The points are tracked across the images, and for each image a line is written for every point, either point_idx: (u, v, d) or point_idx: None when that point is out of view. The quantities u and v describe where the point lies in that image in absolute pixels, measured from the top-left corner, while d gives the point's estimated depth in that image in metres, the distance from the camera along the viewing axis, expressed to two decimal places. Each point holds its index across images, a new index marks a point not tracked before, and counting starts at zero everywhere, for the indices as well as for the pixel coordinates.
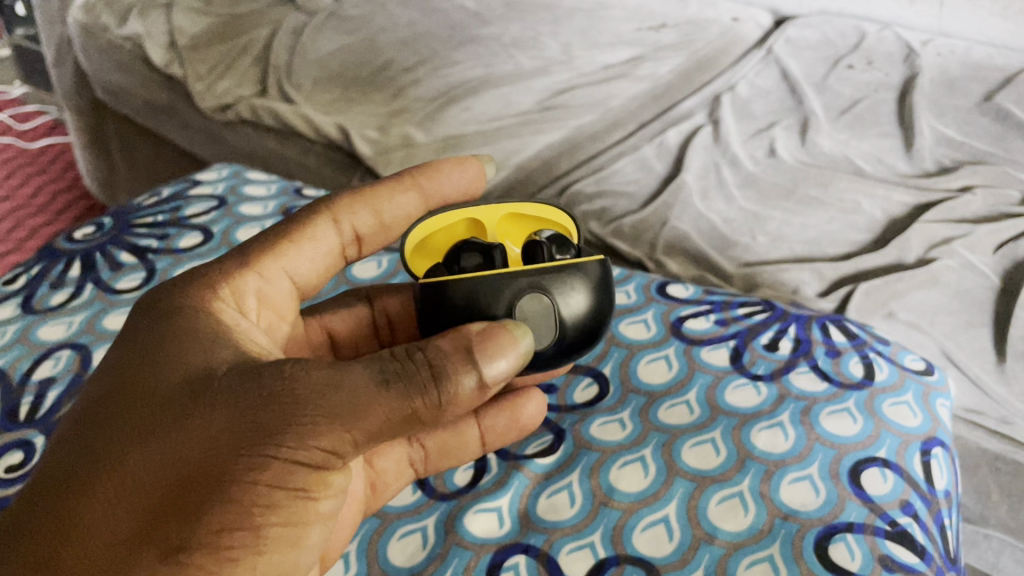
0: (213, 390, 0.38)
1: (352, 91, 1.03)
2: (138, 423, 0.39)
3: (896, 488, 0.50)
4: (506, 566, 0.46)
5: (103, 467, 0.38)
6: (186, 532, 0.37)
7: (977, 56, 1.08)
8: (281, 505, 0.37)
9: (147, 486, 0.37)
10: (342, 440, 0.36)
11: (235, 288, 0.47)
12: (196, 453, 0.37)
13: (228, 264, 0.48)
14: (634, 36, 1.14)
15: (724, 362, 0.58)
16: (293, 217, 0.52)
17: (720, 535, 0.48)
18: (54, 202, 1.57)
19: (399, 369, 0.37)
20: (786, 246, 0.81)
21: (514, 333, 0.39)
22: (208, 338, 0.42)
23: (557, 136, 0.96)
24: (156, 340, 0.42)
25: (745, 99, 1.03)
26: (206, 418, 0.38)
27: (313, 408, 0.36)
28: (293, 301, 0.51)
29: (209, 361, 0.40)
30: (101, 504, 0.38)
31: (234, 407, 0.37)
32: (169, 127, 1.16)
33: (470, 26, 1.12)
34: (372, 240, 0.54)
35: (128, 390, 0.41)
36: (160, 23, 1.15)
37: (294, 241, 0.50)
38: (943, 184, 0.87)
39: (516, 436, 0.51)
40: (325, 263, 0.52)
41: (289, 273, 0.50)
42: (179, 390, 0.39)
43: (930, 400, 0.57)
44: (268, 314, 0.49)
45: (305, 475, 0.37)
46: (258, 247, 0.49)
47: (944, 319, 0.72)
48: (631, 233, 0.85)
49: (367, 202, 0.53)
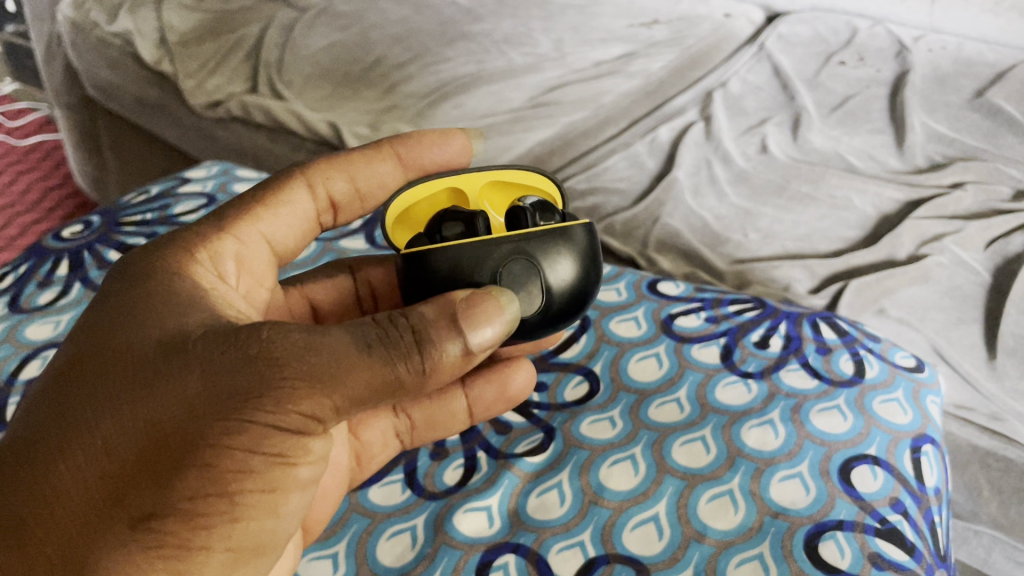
0: (186, 352, 0.38)
1: (343, 87, 1.03)
2: (109, 386, 0.38)
3: (886, 485, 0.50)
4: (496, 565, 0.46)
5: (72, 432, 0.38)
6: (159, 498, 0.36)
7: (969, 52, 1.08)
8: (258, 471, 0.37)
9: (118, 448, 0.37)
10: (322, 405, 0.36)
11: (213, 251, 0.47)
12: (169, 417, 0.36)
13: (204, 228, 0.48)
14: (627, 32, 1.13)
15: (715, 359, 0.58)
16: (268, 182, 0.53)
17: (710, 533, 0.48)
18: (45, 199, 1.57)
19: (382, 336, 0.36)
20: (778, 243, 0.81)
21: (500, 300, 0.39)
22: (183, 303, 0.41)
23: (549, 133, 0.96)
24: (129, 305, 0.41)
25: (736, 95, 1.03)
26: (179, 379, 0.37)
27: (291, 370, 0.35)
28: (270, 265, 0.51)
29: (185, 326, 0.39)
30: (70, 469, 0.37)
31: (208, 369, 0.37)
32: (160, 124, 1.16)
33: (462, 22, 1.12)
34: (348, 208, 0.55)
35: (99, 354, 0.40)
36: (150, 20, 1.15)
37: (272, 206, 0.51)
38: (935, 180, 0.87)
39: (504, 407, 0.52)
40: (302, 228, 0.53)
41: (264, 233, 0.51)
42: (152, 353, 0.38)
43: (921, 397, 0.57)
44: (248, 279, 0.49)
45: (283, 441, 0.36)
46: (235, 210, 0.50)
47: (935, 316, 0.72)
48: (623, 231, 0.85)
49: (343, 169, 0.54)
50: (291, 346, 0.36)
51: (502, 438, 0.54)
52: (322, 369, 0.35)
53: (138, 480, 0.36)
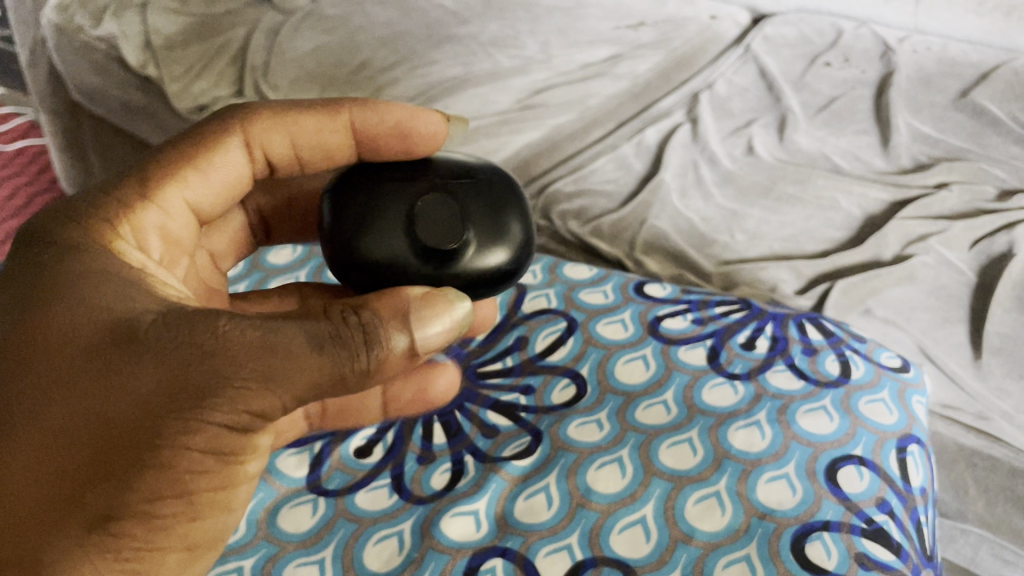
0: (136, 338, 0.36)
1: (329, 91, 1.03)
2: (52, 374, 0.36)
3: (872, 485, 0.51)
4: (484, 569, 0.46)
5: (12, 426, 0.36)
6: (117, 500, 0.35)
7: (953, 53, 1.09)
8: (211, 470, 0.37)
9: (69, 446, 0.35)
10: (272, 404, 0.36)
11: (135, 224, 0.47)
12: (122, 415, 0.35)
13: (127, 194, 0.48)
14: (613, 34, 1.14)
15: (701, 361, 0.59)
16: (201, 129, 0.52)
17: (698, 535, 0.48)
18: (31, 204, 1.56)
19: (334, 332, 0.37)
20: (765, 244, 0.81)
21: (451, 299, 0.41)
22: (128, 284, 0.39)
23: (536, 135, 0.96)
24: (69, 282, 0.39)
25: (723, 97, 1.04)
26: (132, 370, 0.35)
27: (245, 370, 0.35)
28: (190, 229, 0.52)
29: (127, 309, 0.38)
30: (14, 468, 0.35)
31: (162, 361, 0.35)
32: (145, 128, 1.16)
33: (449, 25, 1.12)
34: (283, 166, 0.55)
35: (37, 338, 0.37)
36: (134, 23, 1.13)
37: (200, 168, 0.51)
38: (920, 181, 0.88)
39: (424, 407, 0.54)
40: (230, 188, 0.53)
41: (188, 199, 0.51)
42: (97, 337, 0.37)
43: (906, 397, 0.58)
44: (168, 246, 0.50)
45: (234, 439, 0.37)
46: (164, 171, 0.49)
47: (920, 316, 0.73)
48: (610, 233, 0.85)
49: (284, 126, 0.53)
50: (242, 342, 0.36)
51: (489, 441, 0.54)
52: (275, 370, 0.36)
53: (91, 476, 0.35)
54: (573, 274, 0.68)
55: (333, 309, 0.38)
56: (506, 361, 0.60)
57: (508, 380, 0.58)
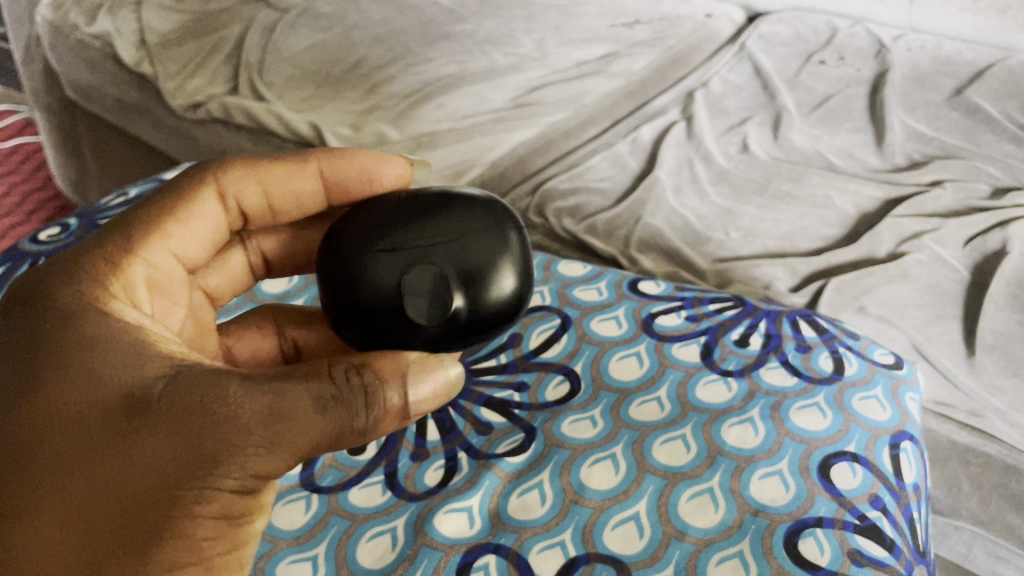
0: (150, 409, 0.37)
1: (325, 88, 1.03)
2: (68, 448, 0.37)
3: (865, 482, 0.51)
4: (476, 566, 0.46)
5: (35, 499, 0.36)
6: (137, 572, 0.36)
7: (948, 51, 1.09)
8: (223, 534, 0.38)
9: (91, 518, 0.36)
10: (282, 466, 0.37)
11: (125, 280, 0.45)
12: (139, 485, 0.36)
13: (112, 250, 0.46)
14: (609, 32, 1.14)
15: (695, 358, 0.59)
16: (173, 184, 0.51)
17: (691, 531, 0.48)
18: (27, 201, 1.56)
19: (336, 394, 0.38)
20: (759, 242, 0.82)
21: (445, 363, 0.42)
22: (134, 348, 0.39)
23: (531, 133, 0.96)
24: (74, 349, 0.39)
25: (718, 95, 1.04)
26: (148, 441, 0.36)
27: (256, 436, 0.36)
28: (184, 281, 0.50)
29: (136, 378, 0.38)
30: (39, 541, 0.36)
31: (176, 431, 0.36)
32: (140, 126, 1.16)
33: (444, 23, 1.12)
34: (257, 218, 0.54)
35: (51, 409, 0.38)
36: (129, 21, 1.15)
37: (180, 219, 0.49)
38: (914, 178, 0.88)
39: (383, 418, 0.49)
40: (210, 238, 0.52)
41: (174, 250, 0.49)
42: (110, 408, 0.37)
43: (899, 394, 0.58)
44: (160, 300, 0.48)
45: (244, 502, 0.38)
46: (146, 224, 0.48)
47: (914, 313, 0.73)
48: (605, 230, 0.84)
49: (255, 176, 0.53)
50: (252, 409, 0.36)
51: (483, 437, 0.54)
52: (284, 436, 0.37)
53: (113, 549, 0.36)
54: (568, 271, 0.68)
55: (333, 366, 0.39)
56: (500, 358, 0.60)
57: (502, 377, 0.58)
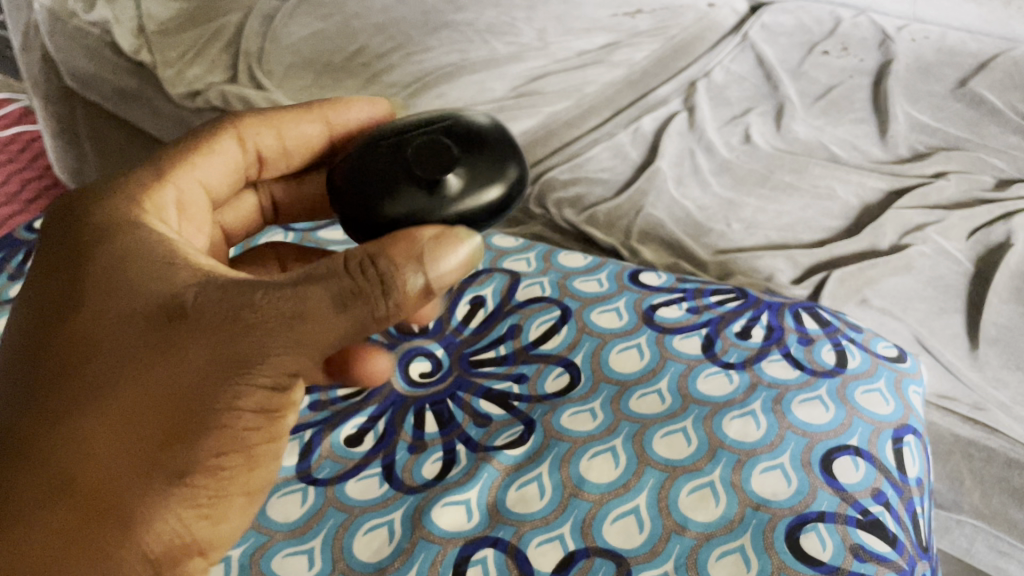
0: (185, 316, 0.36)
1: (324, 77, 1.02)
2: (115, 351, 0.37)
3: (867, 476, 0.50)
4: (474, 560, 0.46)
5: (83, 391, 0.37)
6: (187, 457, 0.36)
7: (952, 41, 1.08)
8: (261, 426, 0.37)
9: (135, 415, 0.36)
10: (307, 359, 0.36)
11: (155, 201, 0.45)
12: (183, 382, 0.36)
13: (141, 176, 0.46)
14: (610, 21, 1.13)
15: (696, 351, 0.58)
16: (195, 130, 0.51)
17: (691, 525, 0.47)
18: (26, 191, 1.55)
19: (354, 288, 0.36)
20: (761, 233, 0.81)
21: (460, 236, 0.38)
22: (162, 260, 0.39)
23: (532, 122, 0.96)
24: (113, 266, 0.39)
25: (720, 85, 1.03)
26: (189, 344, 0.36)
27: (279, 331, 0.36)
28: (206, 209, 0.49)
29: (173, 285, 0.38)
30: (90, 429, 0.36)
31: (210, 333, 0.36)
32: (138, 115, 1.15)
33: (444, 11, 1.11)
34: (272, 164, 0.53)
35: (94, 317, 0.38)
36: (129, 9, 1.14)
37: (198, 151, 0.49)
38: (917, 170, 0.87)
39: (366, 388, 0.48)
40: (228, 177, 0.51)
41: (198, 180, 0.49)
42: (152, 311, 0.37)
43: (902, 387, 0.57)
44: (189, 227, 0.47)
45: (278, 397, 0.37)
46: (165, 158, 0.48)
47: (917, 306, 0.72)
48: (606, 221, 0.83)
49: (271, 123, 0.52)
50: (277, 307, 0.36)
51: (481, 429, 0.53)
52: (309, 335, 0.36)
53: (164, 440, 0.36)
54: (568, 262, 0.67)
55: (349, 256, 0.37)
56: (499, 349, 0.59)
57: (501, 368, 0.58)
